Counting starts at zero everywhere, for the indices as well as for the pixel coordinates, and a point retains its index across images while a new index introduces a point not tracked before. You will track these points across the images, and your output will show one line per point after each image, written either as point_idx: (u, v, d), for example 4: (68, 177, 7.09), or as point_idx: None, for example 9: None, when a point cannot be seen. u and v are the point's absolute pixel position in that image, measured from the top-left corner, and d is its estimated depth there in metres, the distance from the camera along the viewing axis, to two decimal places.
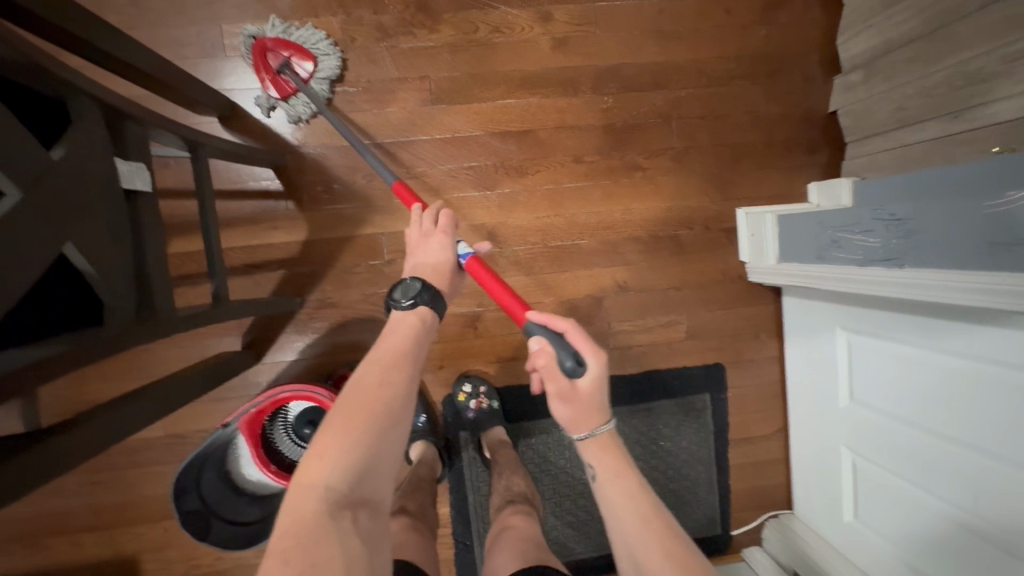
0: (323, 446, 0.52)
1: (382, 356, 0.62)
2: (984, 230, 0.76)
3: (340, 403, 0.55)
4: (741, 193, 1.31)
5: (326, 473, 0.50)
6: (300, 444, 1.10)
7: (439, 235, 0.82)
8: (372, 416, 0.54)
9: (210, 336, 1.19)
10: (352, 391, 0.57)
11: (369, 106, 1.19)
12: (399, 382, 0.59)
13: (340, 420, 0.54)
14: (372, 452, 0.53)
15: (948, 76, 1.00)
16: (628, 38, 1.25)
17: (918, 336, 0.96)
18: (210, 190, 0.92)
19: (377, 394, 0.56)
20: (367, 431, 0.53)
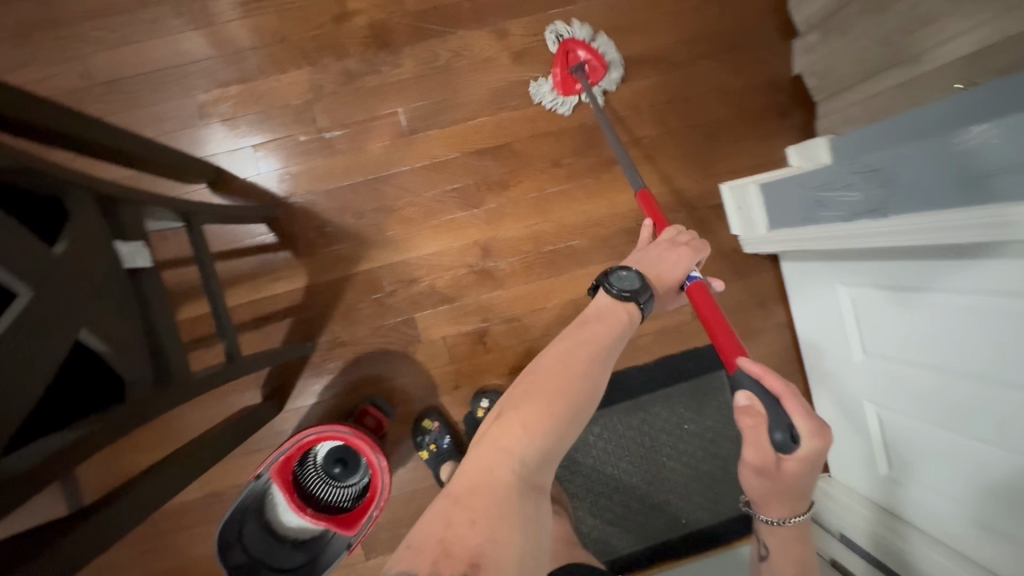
0: (524, 420, 0.57)
1: (584, 351, 0.67)
2: (955, 168, 0.76)
3: (533, 386, 0.61)
4: (721, 169, 1.33)
5: (519, 447, 0.55)
6: (331, 483, 1.12)
7: (685, 251, 0.87)
8: (566, 405, 0.60)
9: (231, 393, 1.23)
10: (543, 378, 0.63)
11: (569, 68, 1.23)
12: (595, 377, 0.64)
13: (543, 396, 0.60)
14: (561, 434, 0.58)
15: (901, 22, 1.01)
16: (585, 38, 1.28)
17: (921, 279, 0.95)
18: (209, 254, 0.96)
19: (569, 383, 0.62)
20: (558, 414, 0.59)
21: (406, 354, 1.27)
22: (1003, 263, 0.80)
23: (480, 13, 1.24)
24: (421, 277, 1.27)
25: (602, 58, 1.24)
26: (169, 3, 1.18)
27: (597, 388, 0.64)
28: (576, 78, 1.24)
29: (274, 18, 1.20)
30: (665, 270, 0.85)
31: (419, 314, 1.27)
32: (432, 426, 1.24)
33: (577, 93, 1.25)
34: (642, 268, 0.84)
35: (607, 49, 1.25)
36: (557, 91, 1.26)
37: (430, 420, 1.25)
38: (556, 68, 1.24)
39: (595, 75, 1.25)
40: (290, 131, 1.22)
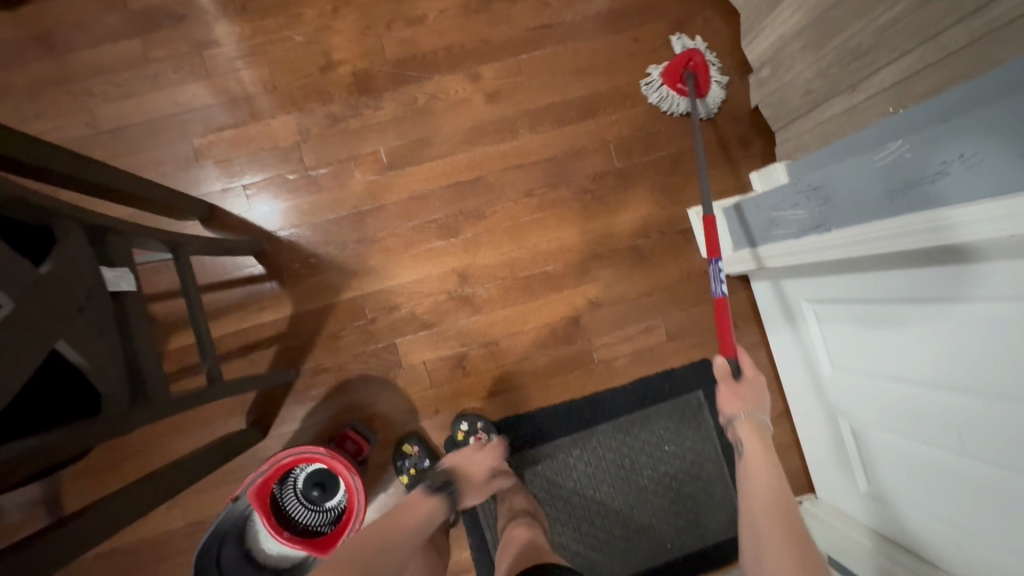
0: (364, 535, 0.85)
1: (399, 522, 0.91)
2: (882, 181, 0.81)
3: (370, 528, 0.88)
4: (687, 195, 1.39)
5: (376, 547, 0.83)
6: (309, 507, 1.13)
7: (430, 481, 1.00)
8: (398, 534, 0.88)
9: (217, 420, 1.27)
10: (384, 524, 0.89)
11: (686, 68, 1.32)
12: (401, 541, 0.88)
13: (366, 538, 0.85)
14: (384, 556, 0.83)
15: (837, 55, 1.09)
16: (552, 79, 1.37)
17: (885, 291, 0.95)
18: (194, 282, 1.02)
19: (400, 532, 0.89)
20: (376, 548, 0.83)
21: (387, 379, 1.31)
22: (935, 268, 0.84)
23: (454, 59, 1.35)
24: (402, 304, 1.32)
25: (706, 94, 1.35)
26: (171, 60, 1.30)
27: (399, 545, 0.87)
28: (683, 80, 1.34)
29: (265, 69, 1.31)
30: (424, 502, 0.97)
31: (400, 339, 1.31)
32: (412, 450, 1.26)
33: (673, 90, 1.36)
34: (456, 460, 1.07)
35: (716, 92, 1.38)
36: (665, 80, 1.36)
37: (410, 444, 1.27)
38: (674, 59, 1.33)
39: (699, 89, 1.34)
40: (278, 170, 1.31)
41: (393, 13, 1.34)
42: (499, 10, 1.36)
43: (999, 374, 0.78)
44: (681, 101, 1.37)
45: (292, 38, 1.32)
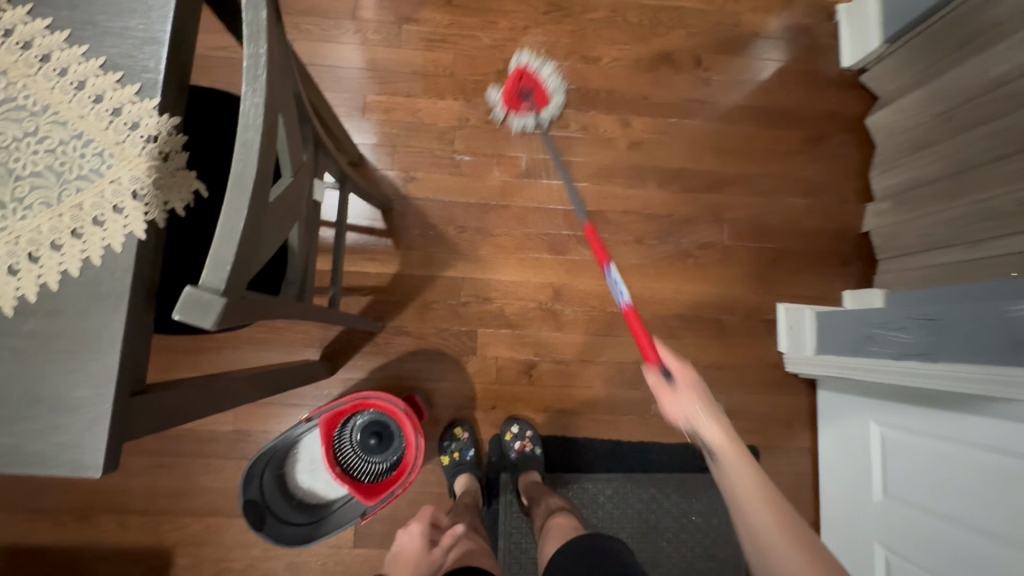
0: None
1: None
2: (1007, 330, 0.88)
3: None
4: (781, 290, 1.46)
5: None
6: (360, 454, 1.16)
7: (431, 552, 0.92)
8: None
9: (296, 345, 1.33)
10: None
11: (519, 88, 1.41)
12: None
13: None
14: None
15: (967, 211, 1.17)
16: (692, 148, 1.48)
17: (964, 434, 0.99)
18: (346, 215, 1.11)
19: None
20: None
21: (458, 361, 1.36)
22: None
23: (613, 103, 1.47)
24: (494, 298, 1.39)
25: (547, 87, 1.41)
26: (373, 23, 1.44)
27: None
28: (523, 99, 1.41)
29: (449, 57, 1.44)
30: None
31: (482, 329, 1.37)
32: (461, 435, 1.31)
33: (521, 113, 1.41)
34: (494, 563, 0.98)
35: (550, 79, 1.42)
36: (506, 105, 1.42)
37: (460, 429, 1.32)
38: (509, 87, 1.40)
39: (538, 104, 1.41)
40: (429, 145, 1.42)
41: (574, 47, 1.47)
42: (665, 76, 1.49)
43: None
44: (528, 119, 1.41)
45: (481, 39, 1.45)
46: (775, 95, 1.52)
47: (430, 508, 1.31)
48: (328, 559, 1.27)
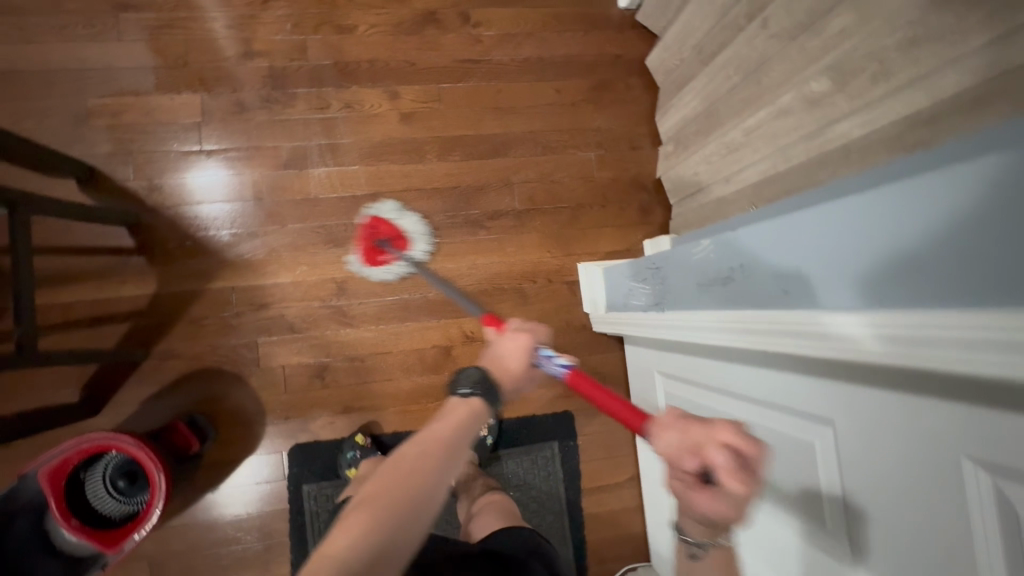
0: (355, 520, 0.54)
1: (435, 439, 0.63)
2: (700, 274, 0.86)
3: (373, 489, 0.57)
4: (579, 248, 1.42)
5: (343, 550, 0.51)
6: (116, 496, 1.08)
7: (522, 336, 0.89)
8: (408, 496, 0.57)
9: (45, 389, 1.20)
10: (392, 473, 0.59)
11: (375, 240, 1.31)
12: (430, 477, 0.59)
13: (382, 508, 0.55)
14: (397, 537, 0.54)
15: (716, 147, 1.14)
16: (469, 113, 1.40)
17: (697, 378, 0.99)
18: (24, 243, 0.97)
19: (419, 471, 0.59)
20: (394, 518, 0.55)
21: (241, 376, 1.28)
22: (732, 365, 0.87)
23: (376, 74, 1.36)
24: (273, 304, 1.30)
25: (404, 230, 1.33)
26: (82, 14, 1.26)
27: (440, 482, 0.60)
28: (255, 320, 1.29)
29: (181, 44, 1.30)
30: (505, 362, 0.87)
31: (264, 339, 1.29)
32: (363, 443, 1.25)
33: (383, 263, 1.31)
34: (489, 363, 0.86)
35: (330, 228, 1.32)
36: (365, 259, 1.32)
37: (364, 435, 1.27)
38: (359, 242, 1.32)
39: (400, 246, 1.33)
40: (173, 147, 1.28)
41: (324, 18, 1.35)
42: (430, 37, 1.39)
43: (764, 479, 0.80)
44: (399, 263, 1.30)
45: (215, 20, 1.31)
46: (553, 45, 1.45)
47: (231, 535, 1.25)
48: None
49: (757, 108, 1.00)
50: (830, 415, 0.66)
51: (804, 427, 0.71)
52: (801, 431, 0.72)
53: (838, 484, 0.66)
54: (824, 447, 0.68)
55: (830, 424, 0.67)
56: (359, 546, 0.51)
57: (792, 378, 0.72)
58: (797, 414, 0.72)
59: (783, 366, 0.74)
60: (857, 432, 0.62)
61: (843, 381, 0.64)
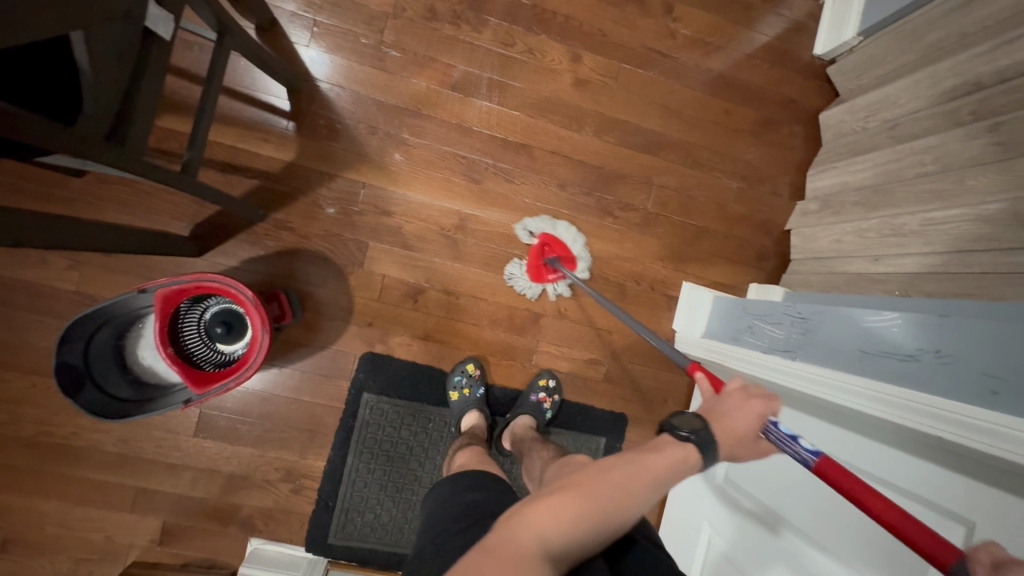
0: (554, 508, 0.51)
1: (655, 469, 0.57)
2: (863, 341, 0.86)
3: (572, 489, 0.53)
4: (689, 268, 1.43)
5: (549, 530, 0.49)
6: (206, 341, 1.10)
7: (755, 403, 0.66)
8: (596, 509, 0.52)
9: (161, 214, 1.21)
10: (600, 482, 0.54)
11: (545, 259, 1.31)
12: (642, 501, 0.55)
13: (571, 498, 0.52)
14: (586, 540, 0.51)
15: (878, 225, 1.14)
16: (637, 102, 1.39)
17: (799, 433, 1.00)
18: (221, 74, 0.96)
19: (613, 488, 0.54)
20: (588, 527, 0.51)
21: (341, 271, 1.28)
22: (852, 434, 0.89)
23: (567, 31, 1.35)
24: (394, 214, 1.30)
25: (569, 250, 1.34)
26: None
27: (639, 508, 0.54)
28: (372, 220, 1.29)
29: None
30: (730, 422, 0.65)
31: (375, 243, 1.29)
32: (473, 372, 1.30)
33: (551, 280, 1.33)
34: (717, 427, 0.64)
35: (566, 233, 1.34)
36: (530, 275, 1.33)
37: (473, 366, 1.31)
38: (530, 257, 1.32)
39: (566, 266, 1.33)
40: (355, 29, 1.27)
41: None
42: (629, 15, 1.37)
43: (853, 550, 0.83)
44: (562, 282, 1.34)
45: None
46: (739, 67, 1.44)
47: (281, 413, 1.27)
48: (164, 442, 1.24)
49: (950, 205, 1.00)
50: (971, 516, 0.69)
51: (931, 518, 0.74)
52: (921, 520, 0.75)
53: None
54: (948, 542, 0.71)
55: (967, 524, 0.69)
56: (567, 538, 0.50)
57: (928, 468, 0.76)
58: (926, 504, 0.75)
59: (924, 455, 0.77)
60: (999, 542, 0.66)
61: (1000, 489, 0.67)
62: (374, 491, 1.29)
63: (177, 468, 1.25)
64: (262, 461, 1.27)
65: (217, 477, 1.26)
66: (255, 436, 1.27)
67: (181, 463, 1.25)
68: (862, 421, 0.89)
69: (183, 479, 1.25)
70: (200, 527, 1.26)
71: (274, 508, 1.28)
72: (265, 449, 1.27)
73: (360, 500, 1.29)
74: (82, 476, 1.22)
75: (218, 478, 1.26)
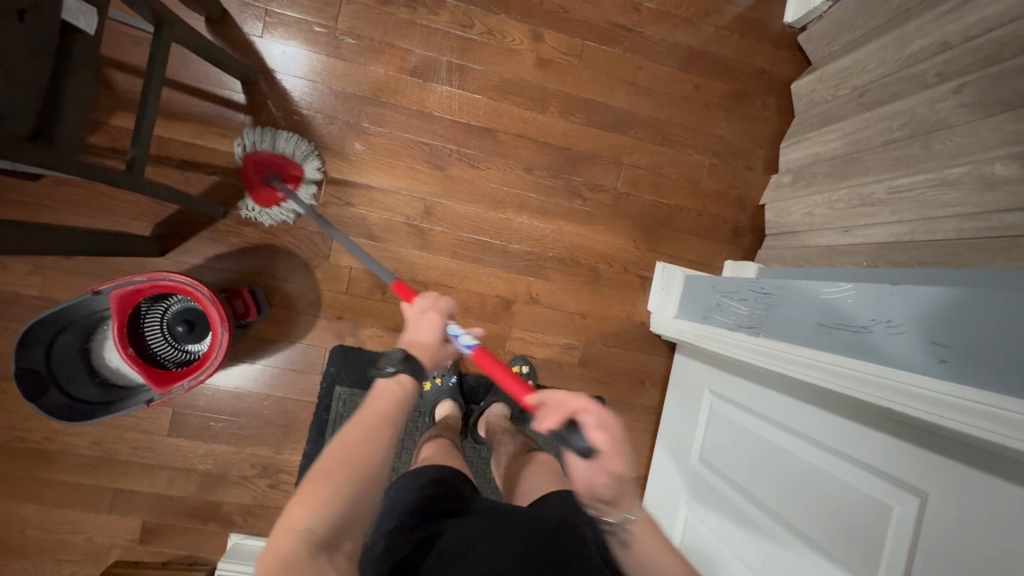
0: (309, 496, 0.56)
1: (372, 416, 0.68)
2: (821, 314, 0.85)
3: (324, 466, 0.59)
4: (663, 248, 1.40)
5: (307, 521, 0.54)
6: (170, 340, 1.09)
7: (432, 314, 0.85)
8: (354, 478, 0.59)
9: (120, 214, 1.20)
10: (337, 452, 0.61)
11: (262, 178, 1.21)
12: (378, 447, 0.64)
13: (326, 476, 0.58)
14: (352, 508, 0.57)
15: (847, 195, 1.12)
16: (603, 80, 1.36)
17: (765, 409, 0.99)
18: (160, 68, 0.94)
19: (359, 455, 0.61)
20: (346, 491, 0.57)
21: (307, 264, 1.27)
22: (815, 409, 0.88)
23: (527, 9, 1.31)
24: (358, 204, 1.28)
25: (296, 168, 1.23)
26: None
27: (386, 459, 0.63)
28: (335, 213, 1.27)
29: None
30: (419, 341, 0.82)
31: (339, 235, 1.28)
32: None
33: (277, 204, 1.22)
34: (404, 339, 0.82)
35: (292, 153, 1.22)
36: (258, 202, 1.21)
37: None
38: (249, 180, 1.21)
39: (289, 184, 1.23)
40: (308, 16, 1.24)
41: None
42: None
43: (816, 525, 0.83)
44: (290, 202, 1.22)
45: None
46: (707, 40, 1.40)
47: (253, 410, 1.27)
48: (138, 443, 1.24)
49: (916, 171, 0.98)
50: (926, 487, 0.69)
51: (889, 491, 0.74)
52: (880, 492, 0.75)
53: (908, 549, 0.69)
54: (905, 513, 0.71)
55: (922, 496, 0.69)
56: (331, 512, 0.55)
57: (885, 439, 0.75)
58: (884, 476, 0.75)
59: (882, 427, 0.76)
60: (952, 512, 0.65)
61: (952, 459, 0.66)
62: None
63: (153, 469, 1.25)
64: (237, 458, 1.27)
65: (193, 475, 1.26)
66: (229, 434, 1.27)
67: (157, 463, 1.26)
68: (824, 395, 0.88)
69: (159, 478, 1.25)
70: (180, 525, 1.26)
71: (253, 504, 1.29)
72: (240, 446, 1.27)
73: None
74: (59, 479, 1.23)
75: (195, 476, 1.26)
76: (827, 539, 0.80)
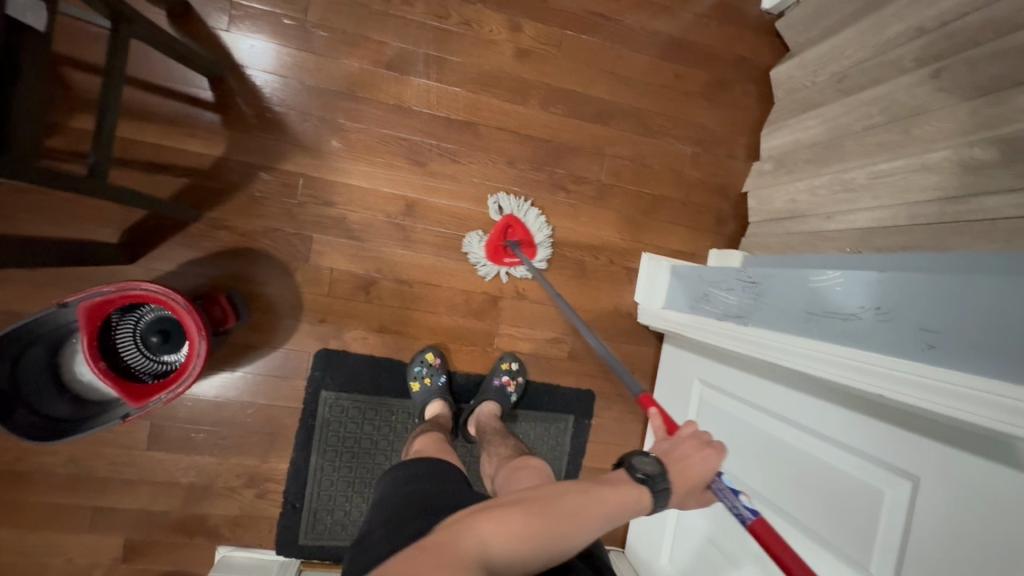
0: (501, 519, 0.54)
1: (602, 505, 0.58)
2: (809, 302, 0.85)
3: (542, 504, 0.56)
4: (648, 239, 1.40)
5: (498, 547, 0.52)
6: (144, 351, 1.05)
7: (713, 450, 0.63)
8: (559, 533, 0.54)
9: (84, 221, 1.14)
10: (572, 502, 0.57)
11: (506, 240, 1.29)
12: (591, 525, 0.57)
13: (535, 507, 0.56)
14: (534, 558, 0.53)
15: (828, 181, 1.13)
16: (583, 70, 1.34)
17: (756, 397, 1.00)
18: (121, 66, 0.89)
19: (578, 516, 0.56)
20: (542, 539, 0.54)
21: (286, 267, 1.23)
22: (805, 396, 0.89)
23: None
24: (337, 203, 1.24)
25: (533, 237, 1.31)
26: None
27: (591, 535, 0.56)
28: (314, 212, 1.24)
29: None
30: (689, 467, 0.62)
31: (319, 236, 1.24)
32: (434, 361, 1.27)
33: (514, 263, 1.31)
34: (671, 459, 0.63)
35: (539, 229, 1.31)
36: (489, 256, 1.29)
37: (433, 354, 1.27)
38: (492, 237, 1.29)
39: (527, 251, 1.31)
40: (276, 8, 1.19)
41: None
42: None
43: (809, 511, 0.84)
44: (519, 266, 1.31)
45: None
46: (686, 27, 1.39)
47: (237, 419, 1.23)
48: (116, 459, 1.20)
49: (896, 156, 0.98)
50: (917, 470, 0.70)
51: (881, 475, 0.75)
52: (873, 477, 0.76)
53: (902, 532, 0.70)
54: (897, 497, 0.72)
55: (913, 479, 0.70)
56: (528, 556, 0.53)
57: (875, 424, 0.76)
58: (875, 461, 0.76)
59: (872, 412, 0.77)
60: (943, 494, 0.66)
61: (942, 442, 0.67)
62: (341, 488, 1.27)
63: (134, 484, 1.21)
64: (222, 469, 1.24)
65: (176, 489, 1.22)
66: (212, 445, 1.23)
67: (137, 479, 1.21)
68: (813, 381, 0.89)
69: (140, 494, 1.21)
70: (165, 541, 1.23)
71: (240, 514, 1.25)
72: (224, 456, 1.23)
73: (328, 499, 1.26)
74: (33, 500, 1.17)
75: (178, 490, 1.22)
76: (821, 524, 0.81)
